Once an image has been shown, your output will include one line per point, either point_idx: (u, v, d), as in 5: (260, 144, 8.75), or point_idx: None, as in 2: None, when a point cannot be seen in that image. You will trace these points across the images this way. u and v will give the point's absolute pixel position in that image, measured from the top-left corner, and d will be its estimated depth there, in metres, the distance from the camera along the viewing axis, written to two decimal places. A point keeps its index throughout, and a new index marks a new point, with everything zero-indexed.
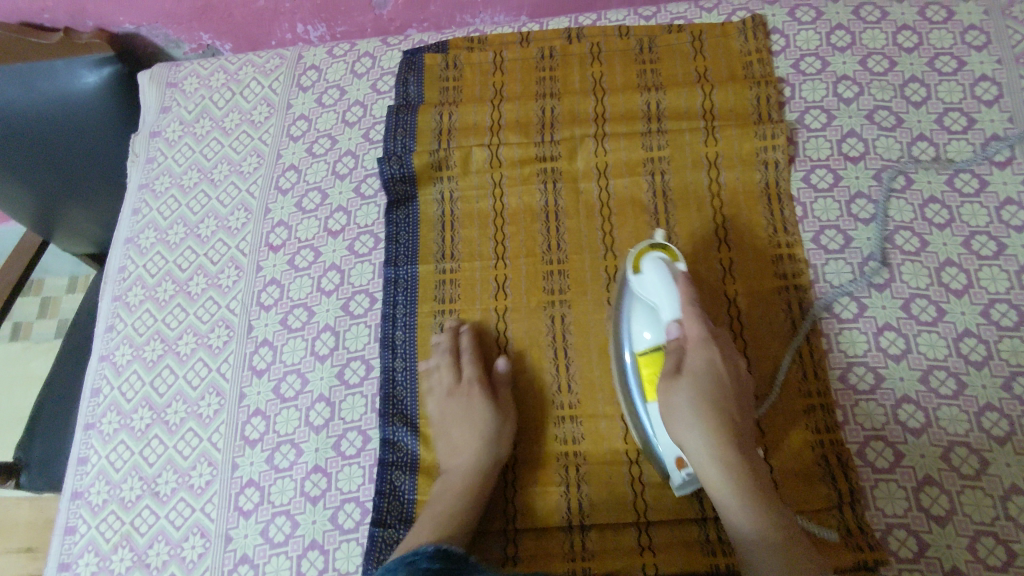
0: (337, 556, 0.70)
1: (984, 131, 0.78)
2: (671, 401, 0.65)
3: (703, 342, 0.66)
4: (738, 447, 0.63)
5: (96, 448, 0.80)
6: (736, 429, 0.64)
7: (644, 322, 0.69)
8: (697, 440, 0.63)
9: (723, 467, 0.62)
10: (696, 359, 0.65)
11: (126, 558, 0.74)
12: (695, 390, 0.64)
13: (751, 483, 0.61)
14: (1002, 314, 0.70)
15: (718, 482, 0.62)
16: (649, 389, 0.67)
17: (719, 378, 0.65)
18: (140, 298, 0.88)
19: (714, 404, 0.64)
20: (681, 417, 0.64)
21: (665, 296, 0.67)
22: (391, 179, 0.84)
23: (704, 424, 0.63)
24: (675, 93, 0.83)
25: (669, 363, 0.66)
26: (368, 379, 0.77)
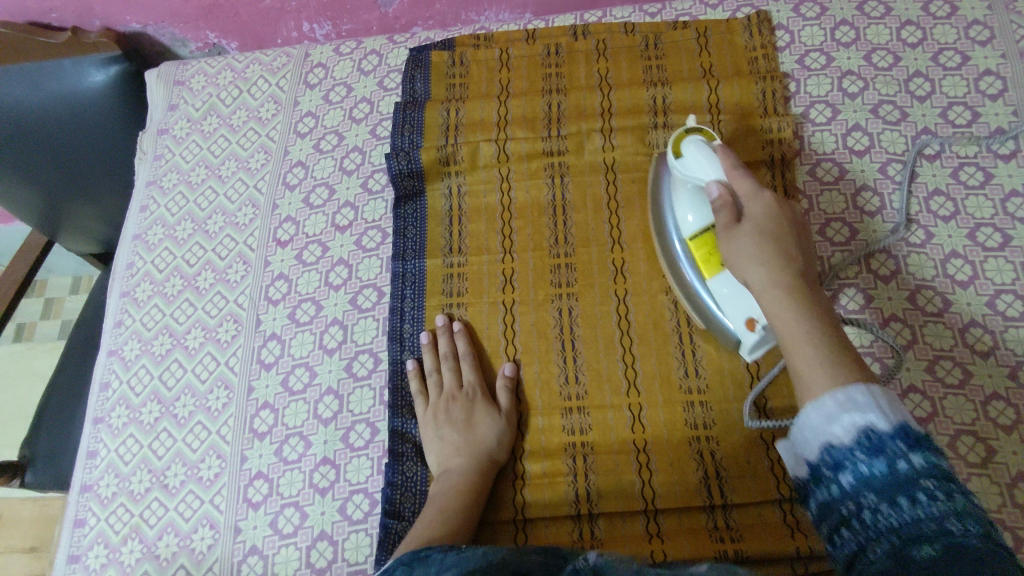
0: (346, 546, 0.70)
1: (989, 125, 0.78)
2: (731, 249, 0.64)
3: (756, 192, 0.65)
4: (799, 282, 0.60)
5: (105, 442, 0.80)
6: (799, 270, 0.61)
7: (688, 205, 0.71)
8: (758, 275, 0.61)
9: (781, 299, 0.59)
10: (752, 208, 0.65)
11: (135, 550, 0.74)
12: (754, 232, 0.63)
13: (810, 310, 0.58)
14: (1008, 305, 0.71)
15: (775, 310, 0.59)
16: (705, 266, 0.70)
17: (778, 223, 0.64)
18: (148, 293, 0.88)
19: (772, 244, 0.62)
20: (742, 259, 0.62)
21: (703, 168, 0.68)
22: (399, 175, 0.84)
23: (762, 258, 0.61)
24: (681, 88, 0.84)
25: (722, 216, 0.65)
26: (376, 371, 0.78)
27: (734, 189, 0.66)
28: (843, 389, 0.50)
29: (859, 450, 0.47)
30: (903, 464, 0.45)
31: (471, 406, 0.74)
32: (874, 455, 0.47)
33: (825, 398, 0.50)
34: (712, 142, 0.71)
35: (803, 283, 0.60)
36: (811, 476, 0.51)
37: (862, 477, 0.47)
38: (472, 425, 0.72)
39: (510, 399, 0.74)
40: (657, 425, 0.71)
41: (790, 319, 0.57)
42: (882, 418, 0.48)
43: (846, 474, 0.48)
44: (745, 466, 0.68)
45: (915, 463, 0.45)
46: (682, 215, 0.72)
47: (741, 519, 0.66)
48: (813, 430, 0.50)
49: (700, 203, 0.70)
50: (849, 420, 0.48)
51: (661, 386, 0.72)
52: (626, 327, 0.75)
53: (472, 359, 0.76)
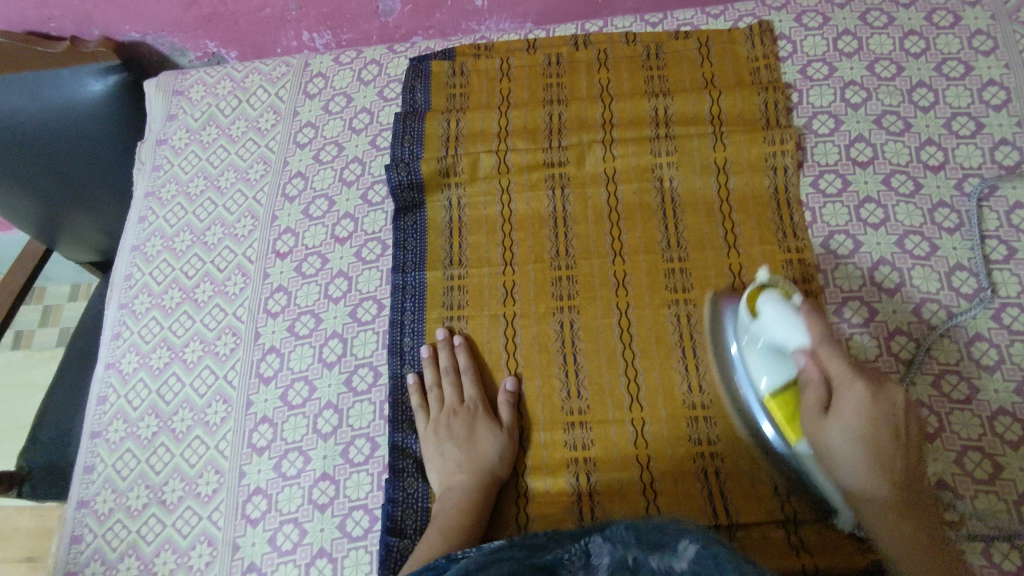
0: (346, 564, 0.69)
1: (993, 136, 0.78)
2: (823, 443, 0.61)
3: (850, 379, 0.60)
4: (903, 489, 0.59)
5: (102, 456, 0.80)
6: (900, 466, 0.59)
7: (765, 366, 0.65)
8: (857, 478, 0.60)
9: (885, 510, 0.59)
10: (845, 399, 0.60)
11: (132, 567, 0.74)
12: (849, 429, 0.59)
13: (914, 517, 0.59)
14: (1013, 318, 0.70)
15: (877, 518, 0.59)
16: (788, 430, 0.64)
17: (879, 414, 0.59)
18: (146, 306, 0.87)
19: (872, 444, 0.59)
20: (839, 458, 0.60)
21: (787, 334, 0.63)
22: (399, 186, 0.84)
23: (861, 463, 0.59)
24: (683, 99, 0.83)
25: (813, 404, 0.61)
26: (376, 386, 0.77)
27: (824, 368, 0.61)
28: None
29: None
30: None
31: (472, 423, 0.73)
32: None
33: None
34: (794, 296, 0.65)
35: (904, 481, 0.59)
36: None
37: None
38: (474, 441, 0.72)
39: (511, 413, 0.73)
40: (660, 441, 0.70)
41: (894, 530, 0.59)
42: None
43: None
44: (749, 484, 0.67)
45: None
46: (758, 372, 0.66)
47: (745, 538, 0.65)
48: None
49: (779, 365, 0.65)
50: None
51: (665, 402, 0.71)
52: (628, 341, 0.75)
53: (472, 375, 0.76)
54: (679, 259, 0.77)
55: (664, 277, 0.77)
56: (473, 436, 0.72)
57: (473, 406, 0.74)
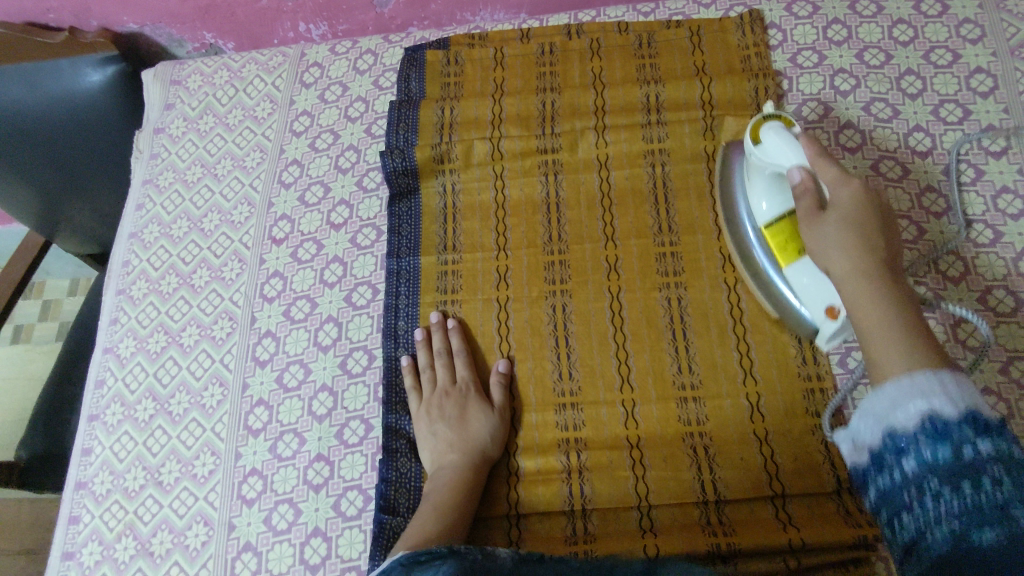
0: (340, 543, 0.70)
1: (980, 122, 0.79)
2: (814, 236, 0.60)
3: (843, 178, 0.61)
4: (888, 272, 0.57)
5: (99, 439, 0.81)
6: (887, 258, 0.57)
7: (765, 193, 0.70)
8: (842, 260, 0.57)
9: (864, 282, 0.56)
10: (839, 194, 0.61)
11: (129, 547, 0.74)
12: (841, 218, 0.59)
13: (896, 294, 0.55)
14: (999, 300, 0.71)
15: (856, 298, 0.56)
16: (783, 254, 0.69)
17: (868, 212, 0.60)
18: (144, 291, 0.88)
19: (861, 232, 0.58)
20: (825, 246, 0.59)
21: (780, 157, 0.65)
22: (394, 172, 0.85)
23: (847, 246, 0.58)
24: (674, 86, 0.84)
25: (807, 205, 0.62)
26: (371, 368, 0.78)
27: (819, 177, 0.63)
28: (911, 374, 0.47)
29: (923, 436, 0.45)
30: (969, 451, 0.43)
31: (464, 401, 0.74)
32: (938, 443, 0.44)
33: (890, 382, 0.49)
34: (794, 128, 0.68)
35: (891, 271, 0.57)
36: (873, 463, 0.48)
37: (923, 462, 0.44)
38: (466, 419, 0.72)
39: (504, 393, 0.74)
40: (651, 421, 0.71)
41: (869, 303, 0.54)
42: (950, 405, 0.45)
43: (909, 460, 0.45)
44: (737, 461, 0.68)
45: (982, 450, 0.43)
46: (760, 203, 0.71)
47: (734, 514, 0.67)
48: (876, 415, 0.48)
49: (779, 191, 0.69)
50: (914, 406, 0.46)
51: (655, 383, 0.72)
52: (620, 324, 0.76)
53: (467, 354, 0.77)
54: (670, 243, 0.78)
55: (656, 260, 0.78)
56: (465, 413, 0.73)
57: (465, 385, 0.75)
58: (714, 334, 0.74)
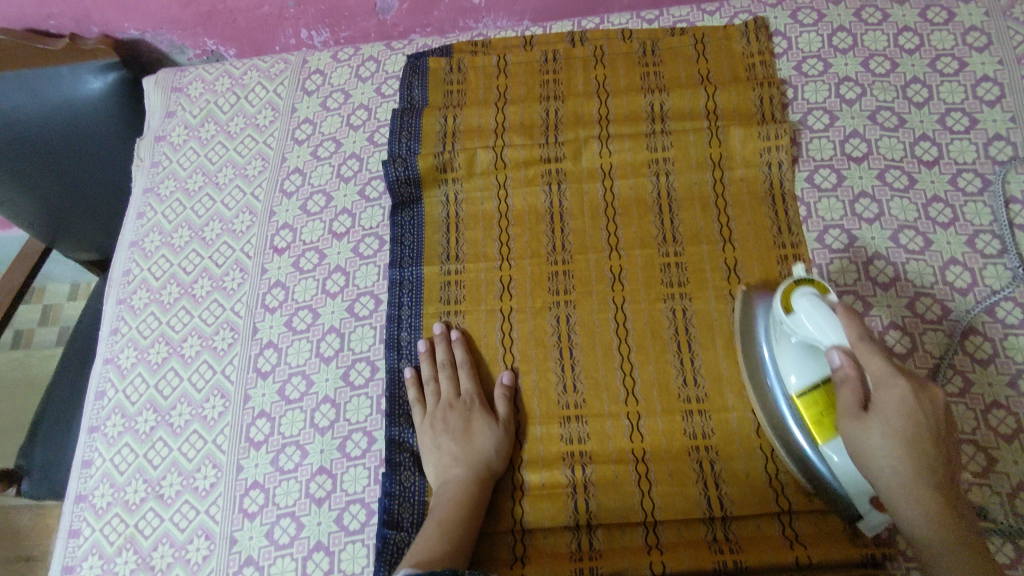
0: (343, 557, 0.70)
1: (987, 131, 0.78)
2: (858, 439, 0.58)
3: (890, 374, 0.58)
4: (942, 488, 0.55)
5: (100, 451, 0.80)
6: (939, 470, 0.56)
7: (795, 365, 0.64)
8: (890, 475, 0.56)
9: (918, 501, 0.55)
10: (885, 393, 0.58)
11: (130, 561, 0.74)
12: (888, 423, 0.57)
13: (954, 521, 0.54)
14: (1007, 312, 0.70)
15: (910, 518, 0.55)
16: (815, 432, 0.63)
17: (918, 415, 0.57)
18: (145, 301, 0.88)
19: (909, 442, 0.56)
20: (873, 454, 0.57)
21: (818, 332, 0.61)
22: (396, 182, 0.84)
23: (900, 461, 0.56)
24: (678, 95, 0.84)
25: (848, 400, 0.59)
26: (373, 380, 0.78)
27: (862, 367, 0.59)
28: None
29: None
30: None
31: (468, 416, 0.73)
32: None
33: None
34: (829, 296, 0.63)
35: (941, 482, 0.56)
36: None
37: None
38: (471, 434, 0.72)
39: (508, 408, 0.73)
40: (656, 435, 0.70)
41: (926, 528, 0.55)
42: None
43: None
44: (744, 476, 0.68)
45: None
46: (789, 374, 0.65)
47: (740, 530, 0.66)
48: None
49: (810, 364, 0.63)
50: None
51: (660, 395, 0.72)
52: (624, 335, 0.75)
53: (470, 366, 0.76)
54: (675, 254, 0.78)
55: (661, 271, 0.77)
56: (469, 429, 0.72)
57: (469, 399, 0.74)
58: (720, 346, 0.73)
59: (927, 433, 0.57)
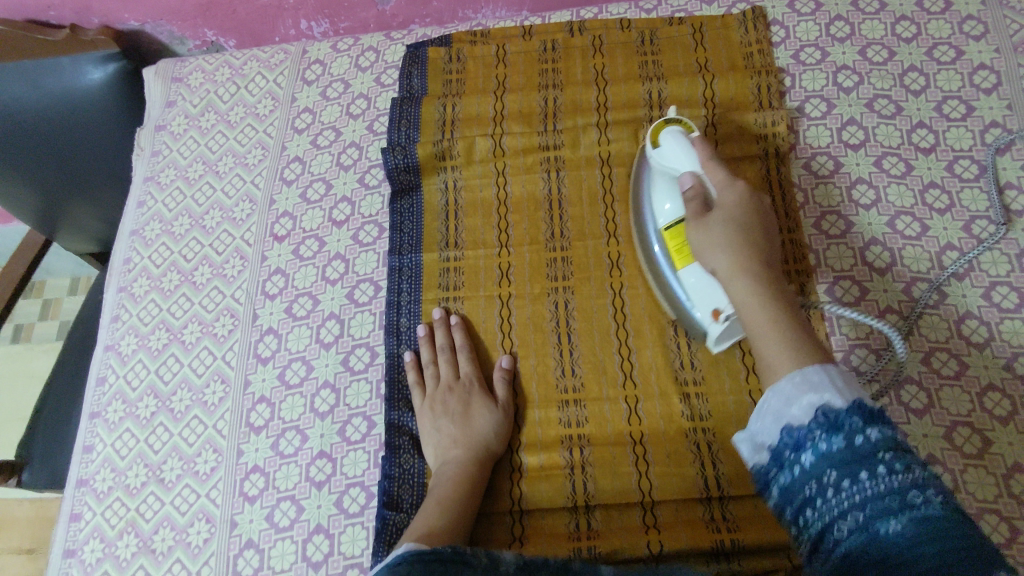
0: (343, 539, 0.70)
1: (983, 118, 0.79)
2: (698, 235, 0.65)
3: (731, 183, 0.66)
4: (764, 270, 0.62)
5: (101, 436, 0.80)
6: (764, 253, 0.63)
7: (665, 193, 0.72)
8: (724, 261, 0.63)
9: (743, 277, 0.61)
10: (725, 194, 0.66)
11: (131, 544, 0.74)
12: (725, 217, 0.64)
13: (775, 294, 0.60)
14: (1003, 296, 0.71)
15: (740, 290, 0.61)
16: (677, 258, 0.70)
17: (749, 211, 0.65)
18: (145, 288, 0.88)
19: (741, 232, 0.64)
20: (708, 246, 0.64)
21: (679, 160, 0.70)
22: (395, 169, 0.84)
23: (731, 247, 0.63)
24: (677, 83, 0.84)
25: (694, 208, 0.67)
26: (373, 365, 0.78)
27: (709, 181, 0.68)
28: (803, 372, 0.52)
29: (819, 427, 0.48)
30: (861, 439, 0.46)
31: (468, 398, 0.74)
32: (833, 432, 0.47)
33: (787, 382, 0.53)
34: (689, 136, 0.70)
35: (766, 266, 0.63)
36: (773, 459, 0.51)
37: (820, 453, 0.48)
38: (471, 414, 0.72)
39: (509, 389, 0.74)
40: (654, 417, 0.71)
41: (749, 297, 0.60)
42: (840, 397, 0.49)
43: (807, 453, 0.49)
44: (741, 458, 0.68)
45: (871, 437, 0.46)
46: (659, 203, 0.72)
47: (737, 511, 0.66)
48: (777, 412, 0.52)
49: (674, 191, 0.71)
50: (807, 401, 0.50)
51: (658, 377, 0.72)
52: (622, 319, 0.75)
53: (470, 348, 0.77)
54: None
55: None
56: (470, 411, 0.73)
57: (470, 381, 0.75)
58: None
59: (758, 232, 0.64)
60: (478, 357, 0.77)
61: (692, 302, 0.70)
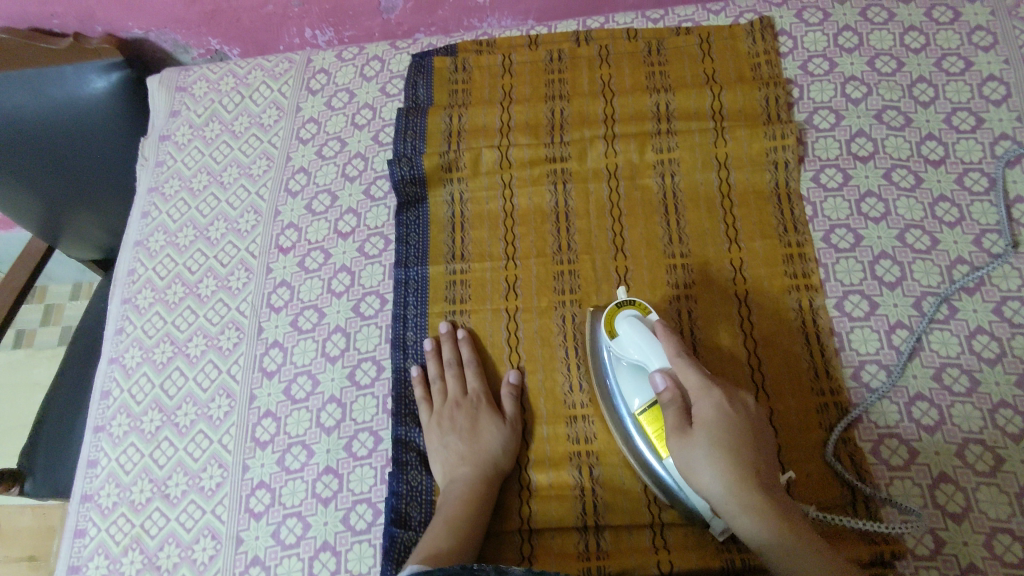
0: (350, 557, 0.70)
1: (993, 130, 0.78)
2: (687, 459, 0.60)
3: (703, 384, 0.62)
4: (761, 487, 0.58)
5: (106, 451, 0.80)
6: (756, 463, 0.59)
7: (633, 387, 0.67)
8: (719, 488, 0.58)
9: (747, 506, 0.57)
10: (703, 406, 0.61)
11: (136, 561, 0.74)
12: (707, 431, 0.60)
13: (782, 516, 0.57)
14: (1014, 311, 0.70)
15: (744, 520, 0.58)
16: (660, 450, 0.65)
17: (731, 419, 0.61)
18: (149, 301, 0.88)
19: (728, 450, 0.59)
20: (699, 472, 0.60)
21: (645, 355, 0.66)
22: (401, 181, 0.84)
23: (723, 473, 0.58)
24: (684, 95, 0.84)
25: (672, 419, 0.62)
26: (379, 380, 0.78)
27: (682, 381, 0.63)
28: None
29: None
30: None
31: (475, 416, 0.73)
32: None
33: None
34: (649, 316, 0.68)
35: (761, 482, 0.59)
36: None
37: None
38: (478, 432, 0.72)
39: (516, 407, 0.74)
40: None
41: (758, 527, 0.57)
42: None
43: None
44: None
45: None
46: (632, 392, 0.67)
47: None
48: None
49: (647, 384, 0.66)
50: None
51: None
52: None
53: (476, 364, 0.76)
54: (680, 254, 0.78)
55: (665, 271, 0.77)
56: (477, 429, 0.72)
57: (477, 398, 0.75)
58: (725, 348, 0.73)
59: (744, 440, 0.60)
60: (484, 374, 0.77)
61: (687, 490, 0.64)
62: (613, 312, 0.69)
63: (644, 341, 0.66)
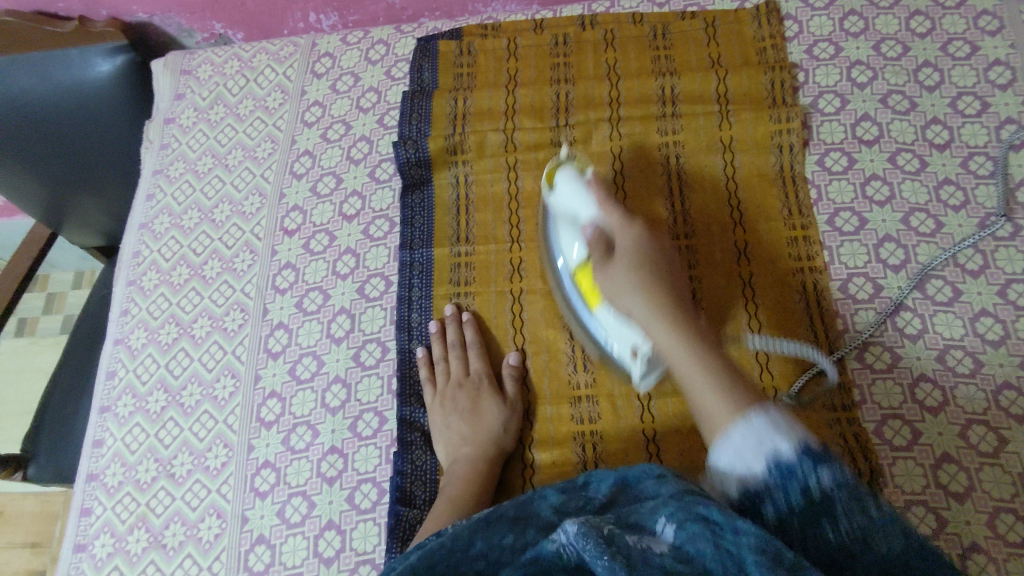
0: (355, 535, 0.70)
1: (999, 114, 0.78)
2: (607, 284, 0.64)
3: (624, 222, 0.66)
4: (676, 310, 0.61)
5: (111, 431, 0.80)
6: (673, 291, 0.63)
7: (570, 239, 0.71)
8: (637, 305, 0.62)
9: (659, 322, 0.60)
10: (624, 239, 0.65)
11: (141, 539, 0.74)
12: (627, 259, 0.64)
13: (693, 333, 0.59)
14: (1019, 294, 0.70)
15: (657, 331, 0.60)
16: (591, 299, 0.69)
17: (649, 251, 0.65)
18: (154, 283, 0.88)
19: (648, 274, 0.63)
20: (620, 292, 0.63)
21: (577, 205, 0.69)
22: (406, 164, 0.84)
23: (640, 295, 0.62)
24: (689, 78, 0.84)
25: (596, 253, 0.66)
26: (384, 361, 0.78)
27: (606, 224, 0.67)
28: (746, 419, 0.50)
29: (772, 480, 0.47)
30: (814, 483, 0.46)
31: (477, 396, 0.74)
32: (787, 480, 0.46)
33: (732, 434, 0.50)
34: (586, 173, 0.72)
35: (678, 307, 0.61)
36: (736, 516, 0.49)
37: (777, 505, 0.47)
38: (480, 411, 0.73)
39: (517, 387, 0.74)
40: (665, 414, 0.70)
41: (667, 337, 0.59)
42: (787, 442, 0.48)
43: (766, 508, 0.47)
44: None
45: (824, 481, 0.46)
46: (568, 248, 0.71)
47: None
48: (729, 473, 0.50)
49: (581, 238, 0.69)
50: (758, 451, 0.48)
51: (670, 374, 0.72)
52: None
53: (479, 345, 0.77)
54: (684, 236, 0.78)
55: None
56: (479, 409, 0.73)
57: (479, 378, 0.75)
58: (729, 329, 0.73)
59: (665, 271, 0.64)
60: (486, 354, 0.77)
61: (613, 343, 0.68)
62: (551, 171, 0.73)
63: (576, 191, 0.69)
